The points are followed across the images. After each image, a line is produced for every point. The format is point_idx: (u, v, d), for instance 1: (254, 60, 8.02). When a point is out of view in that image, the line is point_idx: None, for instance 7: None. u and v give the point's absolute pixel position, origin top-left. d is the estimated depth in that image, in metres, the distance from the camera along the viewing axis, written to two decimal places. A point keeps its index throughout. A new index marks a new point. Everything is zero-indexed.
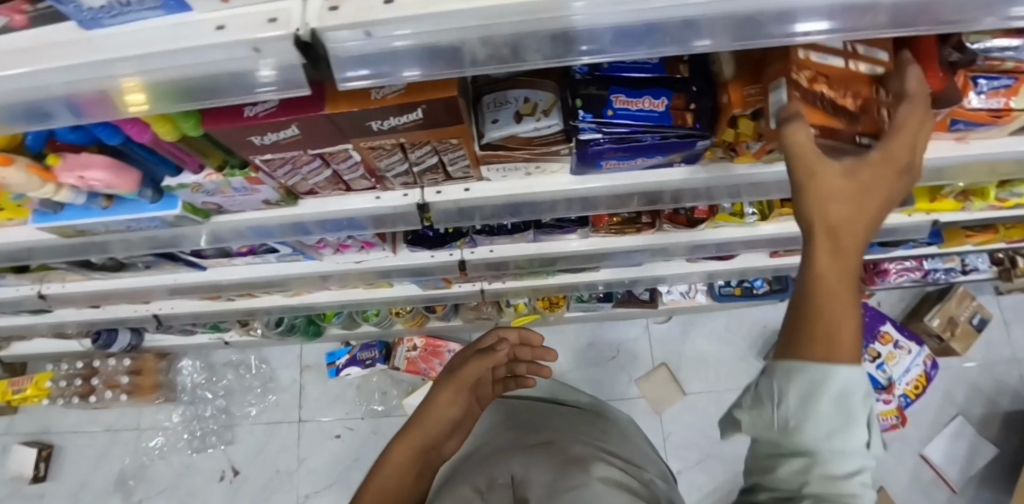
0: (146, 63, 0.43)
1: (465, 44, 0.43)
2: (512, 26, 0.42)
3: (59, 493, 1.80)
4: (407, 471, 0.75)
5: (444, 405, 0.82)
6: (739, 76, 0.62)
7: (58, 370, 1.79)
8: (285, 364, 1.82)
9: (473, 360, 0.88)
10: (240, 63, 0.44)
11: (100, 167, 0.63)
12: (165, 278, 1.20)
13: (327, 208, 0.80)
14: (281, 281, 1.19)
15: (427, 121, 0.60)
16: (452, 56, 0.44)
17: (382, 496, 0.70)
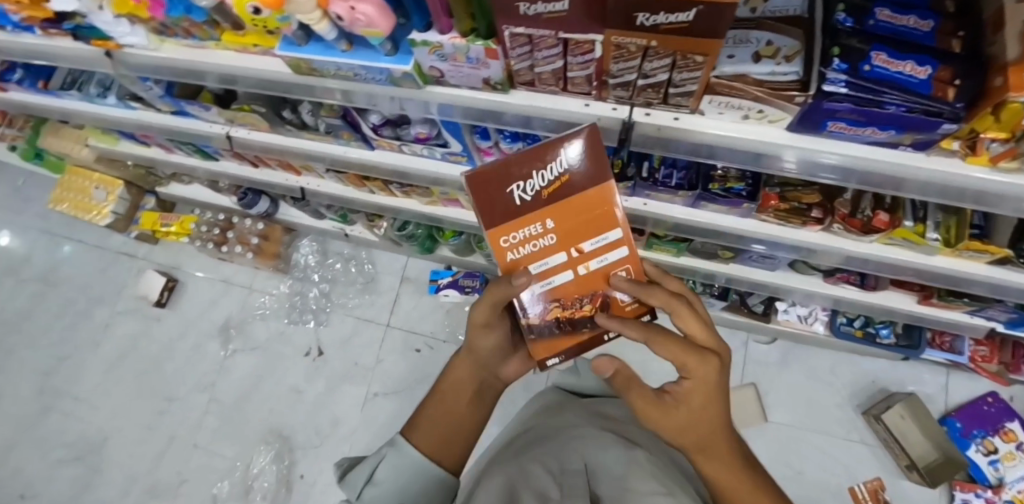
0: None
1: None
2: None
3: (174, 322, 2.03)
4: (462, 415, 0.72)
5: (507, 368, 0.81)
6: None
7: (201, 216, 1.98)
8: (389, 270, 1.92)
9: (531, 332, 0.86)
10: None
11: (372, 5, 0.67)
12: (335, 149, 1.29)
13: (534, 103, 0.83)
14: (436, 180, 1.24)
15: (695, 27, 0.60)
16: None
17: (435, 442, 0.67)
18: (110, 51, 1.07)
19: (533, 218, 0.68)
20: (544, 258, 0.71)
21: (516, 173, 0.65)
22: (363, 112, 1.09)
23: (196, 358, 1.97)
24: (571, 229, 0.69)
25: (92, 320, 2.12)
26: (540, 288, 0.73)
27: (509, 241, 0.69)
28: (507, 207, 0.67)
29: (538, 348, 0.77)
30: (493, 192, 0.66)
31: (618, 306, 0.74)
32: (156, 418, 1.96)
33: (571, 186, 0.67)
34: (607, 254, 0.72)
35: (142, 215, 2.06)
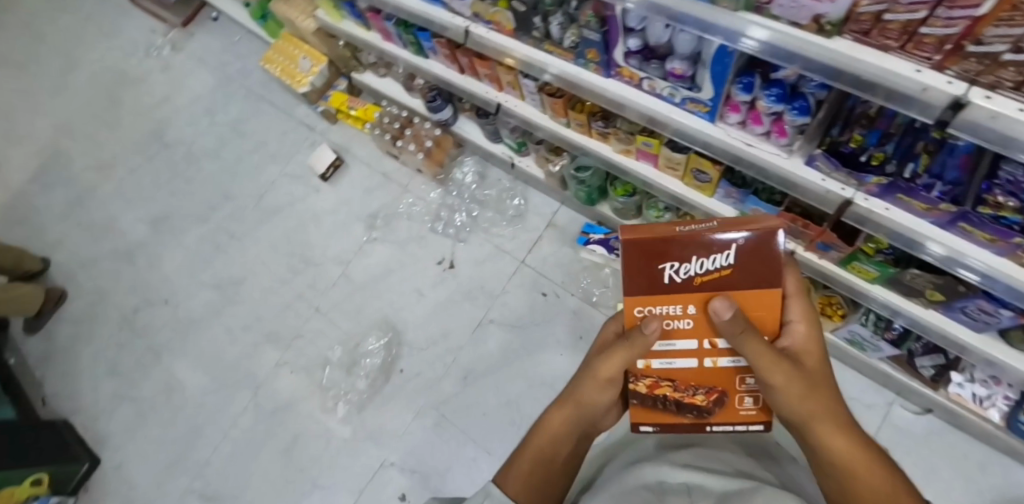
0: None
1: None
2: None
3: (331, 197, 2.18)
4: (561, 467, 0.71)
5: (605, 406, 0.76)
6: None
7: (386, 108, 2.08)
8: (539, 211, 1.93)
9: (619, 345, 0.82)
10: None
11: None
12: (569, 68, 1.27)
13: (859, 54, 0.77)
14: (658, 124, 1.21)
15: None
16: None
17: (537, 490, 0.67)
18: None
19: (678, 299, 0.68)
20: (674, 337, 0.72)
21: (676, 253, 0.65)
22: (626, 31, 1.08)
23: (340, 235, 2.12)
24: (713, 315, 0.69)
25: (262, 173, 2.34)
26: (660, 361, 0.75)
27: (643, 311, 0.70)
28: (654, 283, 0.68)
29: (637, 411, 0.77)
30: (643, 265, 0.67)
31: (732, 404, 0.74)
32: (290, 274, 2.14)
33: (727, 281, 0.65)
34: (742, 351, 0.72)
35: (333, 92, 2.21)
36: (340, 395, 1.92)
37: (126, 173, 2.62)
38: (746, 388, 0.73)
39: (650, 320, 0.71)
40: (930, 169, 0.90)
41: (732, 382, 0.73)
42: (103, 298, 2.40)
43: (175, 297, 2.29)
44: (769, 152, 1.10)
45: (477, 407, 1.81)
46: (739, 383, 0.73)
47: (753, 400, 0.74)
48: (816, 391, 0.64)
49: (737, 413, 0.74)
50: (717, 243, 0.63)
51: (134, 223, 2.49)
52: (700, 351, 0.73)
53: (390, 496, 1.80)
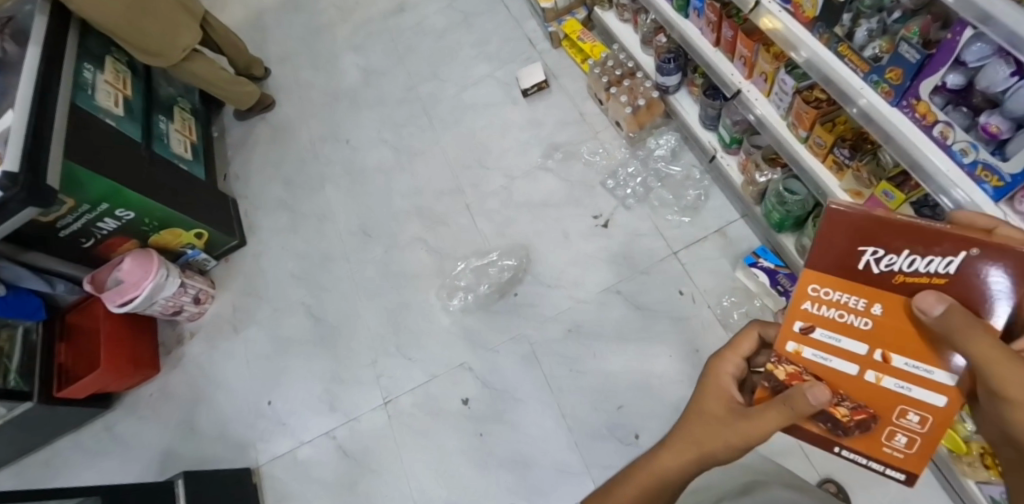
0: None
1: None
2: None
3: (523, 113, 2.22)
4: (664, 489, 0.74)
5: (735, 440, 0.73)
6: None
7: (615, 52, 2.04)
8: (716, 214, 1.84)
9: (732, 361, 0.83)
10: None
11: None
12: (852, 81, 1.18)
13: None
14: (927, 179, 1.06)
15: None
16: None
17: None
18: None
19: (863, 291, 0.64)
20: (843, 332, 0.68)
21: (886, 241, 0.58)
22: (954, 65, 0.94)
23: (516, 150, 2.17)
24: (902, 323, 0.64)
25: (471, 67, 2.44)
26: (815, 351, 0.71)
27: (822, 291, 0.66)
28: (847, 270, 0.63)
29: (760, 392, 0.75)
30: (847, 245, 0.60)
31: (878, 435, 0.71)
32: (457, 166, 2.25)
33: (936, 289, 0.58)
34: (914, 379, 0.66)
35: (570, 19, 2.22)
36: (455, 290, 2.00)
37: (361, 21, 2.87)
38: (903, 424, 0.69)
39: (825, 308, 0.67)
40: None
41: (889, 410, 0.69)
42: (302, 117, 2.71)
43: (356, 141, 2.52)
44: None
45: (571, 362, 1.80)
46: (897, 413, 0.69)
47: (906, 441, 0.70)
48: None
49: (880, 448, 0.72)
50: (948, 247, 0.55)
51: (350, 66, 2.74)
52: (866, 361, 0.68)
53: (456, 396, 1.91)
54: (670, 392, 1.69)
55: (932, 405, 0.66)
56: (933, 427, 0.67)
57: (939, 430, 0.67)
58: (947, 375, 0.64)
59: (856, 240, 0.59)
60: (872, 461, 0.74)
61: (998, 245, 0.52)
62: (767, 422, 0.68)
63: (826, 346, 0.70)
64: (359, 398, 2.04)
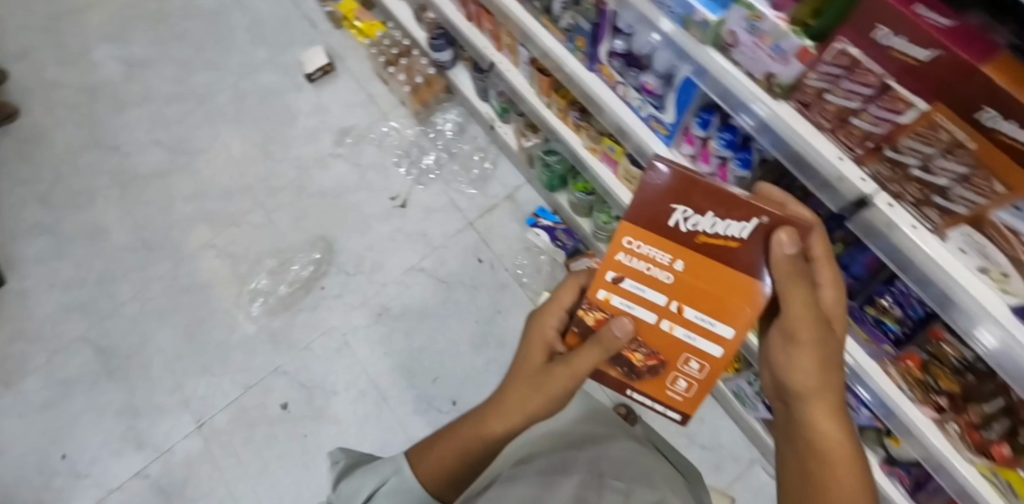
0: None
1: None
2: None
3: (311, 99, 2.14)
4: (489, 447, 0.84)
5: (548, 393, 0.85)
6: None
7: (392, 31, 2.02)
8: (504, 181, 1.94)
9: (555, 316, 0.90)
10: None
11: None
12: (558, 48, 1.28)
13: (798, 124, 0.79)
14: (624, 133, 1.22)
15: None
16: None
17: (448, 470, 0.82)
18: None
19: (673, 247, 0.72)
20: (647, 283, 0.77)
21: (697, 203, 0.67)
22: (615, 30, 1.06)
23: (307, 139, 2.09)
24: (692, 282, 0.74)
25: (250, 53, 2.24)
26: (622, 299, 0.81)
27: (636, 244, 0.74)
28: (661, 224, 0.71)
29: (572, 336, 0.88)
30: (666, 201, 0.68)
31: (663, 378, 0.86)
32: (246, 162, 2.10)
33: (727, 250, 0.70)
34: (700, 331, 0.79)
35: None
36: (256, 294, 1.93)
37: (113, 6, 2.49)
38: (685, 370, 0.84)
39: (637, 262, 0.75)
40: (840, 258, 1.01)
41: (676, 358, 0.83)
42: (53, 125, 2.31)
43: (127, 146, 2.23)
44: None
45: (381, 344, 1.84)
46: (682, 360, 0.83)
47: (684, 385, 0.86)
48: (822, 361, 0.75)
49: (664, 391, 0.87)
50: (744, 210, 0.66)
51: (108, 60, 2.39)
52: (663, 311, 0.79)
53: (274, 402, 1.84)
54: (480, 355, 1.80)
55: (710, 355, 0.81)
56: (707, 376, 0.83)
57: (711, 376, 0.83)
58: (725, 327, 0.77)
59: (676, 192, 0.67)
60: (655, 403, 0.91)
61: (783, 216, 0.65)
62: (578, 367, 0.83)
63: (630, 297, 0.80)
64: (168, 428, 1.86)
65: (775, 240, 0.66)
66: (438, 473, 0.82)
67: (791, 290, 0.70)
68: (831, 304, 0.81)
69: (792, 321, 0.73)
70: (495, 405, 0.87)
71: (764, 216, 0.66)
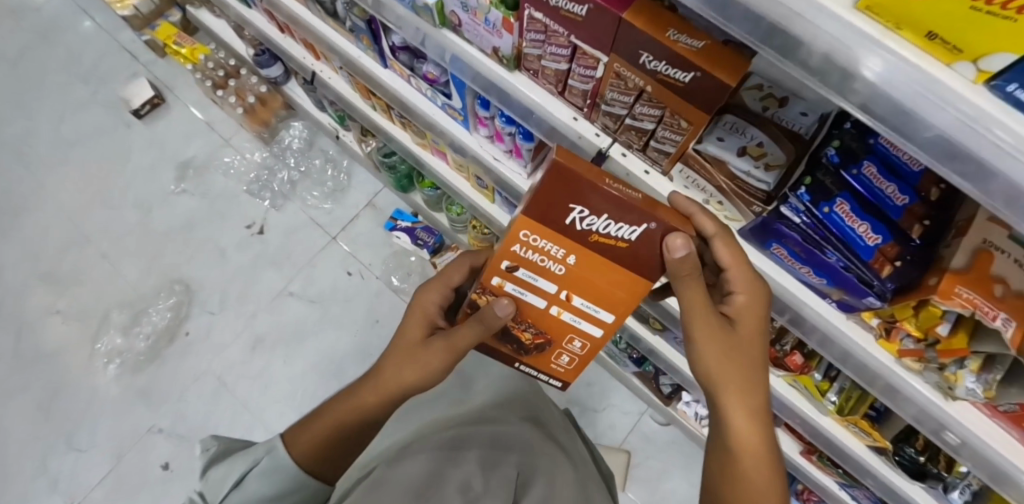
0: None
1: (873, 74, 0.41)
2: None
3: (142, 136, 1.99)
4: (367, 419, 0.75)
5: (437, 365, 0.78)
6: (959, 270, 0.58)
7: (215, 52, 1.91)
8: (362, 189, 1.93)
9: (433, 289, 0.86)
10: None
11: None
12: (354, 50, 1.27)
13: (532, 93, 0.81)
14: (431, 125, 1.23)
15: (744, 92, 0.71)
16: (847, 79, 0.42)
17: (315, 443, 0.72)
18: None
19: (566, 243, 0.59)
20: (538, 274, 0.67)
21: (589, 203, 0.53)
22: (385, 28, 1.08)
23: (144, 179, 1.94)
24: (587, 272, 0.63)
25: (66, 95, 2.04)
26: (515, 285, 0.71)
27: (530, 238, 0.60)
28: (555, 221, 0.56)
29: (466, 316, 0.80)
30: (557, 198, 0.53)
31: (549, 354, 0.83)
32: (80, 214, 1.92)
33: (618, 250, 0.59)
34: (584, 315, 0.73)
35: (162, 23, 1.96)
36: (111, 355, 1.78)
37: None
38: (568, 348, 0.81)
39: (528, 256, 0.63)
40: None
41: (561, 337, 0.79)
42: None
43: None
44: (512, 169, 1.15)
45: (260, 378, 1.76)
46: (566, 336, 0.79)
47: (568, 359, 0.84)
48: (735, 357, 0.69)
49: (549, 363, 0.86)
50: (637, 214, 0.54)
51: None
52: (555, 297, 0.71)
53: (153, 462, 1.70)
54: (364, 368, 1.75)
55: (590, 333, 0.76)
56: (590, 351, 0.80)
57: (591, 352, 0.80)
58: (607, 311, 0.70)
59: (567, 182, 0.51)
60: (541, 373, 0.89)
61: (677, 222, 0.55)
62: (458, 340, 0.76)
63: (520, 282, 0.70)
64: None
65: (663, 241, 0.56)
66: (313, 449, 0.72)
67: (685, 287, 0.62)
68: (760, 302, 0.69)
69: (692, 315, 0.67)
70: (372, 376, 0.79)
71: (653, 220, 0.55)
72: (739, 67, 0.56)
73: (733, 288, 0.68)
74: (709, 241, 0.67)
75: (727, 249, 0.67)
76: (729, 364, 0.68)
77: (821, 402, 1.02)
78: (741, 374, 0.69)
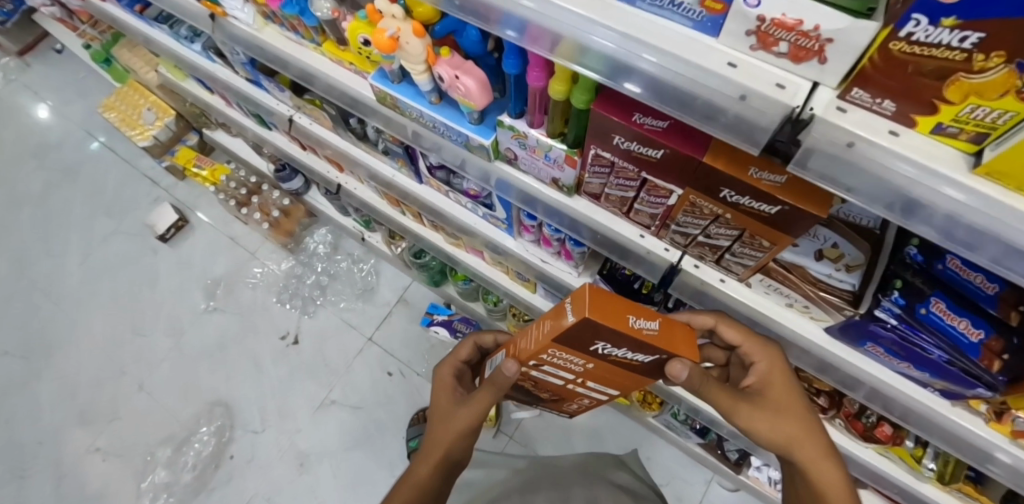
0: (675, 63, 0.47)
1: (1003, 229, 0.42)
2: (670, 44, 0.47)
3: (170, 259, 2.00)
4: (421, 490, 0.87)
5: (466, 426, 0.91)
6: None
7: (235, 172, 1.95)
8: (391, 285, 1.95)
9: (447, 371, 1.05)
10: (821, 144, 0.44)
11: (473, 77, 0.70)
12: (388, 170, 1.30)
13: (593, 214, 0.82)
14: (471, 232, 1.25)
15: None
16: (973, 233, 0.43)
17: None
18: (214, 16, 1.05)
19: (586, 355, 0.73)
20: (559, 365, 0.79)
21: (604, 335, 0.65)
22: (423, 153, 1.11)
23: (175, 303, 1.94)
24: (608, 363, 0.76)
25: (92, 228, 2.07)
26: (543, 368, 0.82)
27: (556, 352, 0.72)
28: (582, 344, 0.70)
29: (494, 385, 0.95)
30: (584, 333, 0.65)
31: (582, 390, 0.99)
32: (114, 345, 1.91)
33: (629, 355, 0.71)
34: (608, 379, 0.87)
35: (181, 148, 1.99)
36: (157, 491, 1.72)
37: None
38: (595, 387, 0.97)
39: (553, 359, 0.76)
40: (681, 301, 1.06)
41: (583, 384, 0.95)
42: None
43: None
44: (561, 268, 1.15)
45: (311, 496, 1.70)
46: (588, 384, 0.93)
47: (597, 390, 1.02)
48: (780, 413, 0.75)
49: (582, 392, 1.03)
50: (648, 347, 0.68)
51: None
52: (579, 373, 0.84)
53: None
54: None
55: (614, 383, 0.91)
56: (613, 389, 0.96)
57: (615, 389, 0.96)
58: (621, 377, 0.85)
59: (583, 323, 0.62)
60: (570, 396, 1.09)
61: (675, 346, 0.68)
62: (475, 408, 0.88)
63: (548, 369, 0.81)
64: None
65: (671, 371, 0.70)
66: None
67: (708, 386, 0.73)
68: (771, 363, 0.77)
69: (719, 398, 0.75)
70: (421, 453, 0.93)
71: (662, 351, 0.69)
72: (827, 197, 0.57)
73: (753, 358, 0.78)
74: (714, 328, 0.79)
75: (732, 331, 0.78)
76: (776, 419, 0.74)
77: (918, 470, 0.98)
78: (794, 426, 0.74)
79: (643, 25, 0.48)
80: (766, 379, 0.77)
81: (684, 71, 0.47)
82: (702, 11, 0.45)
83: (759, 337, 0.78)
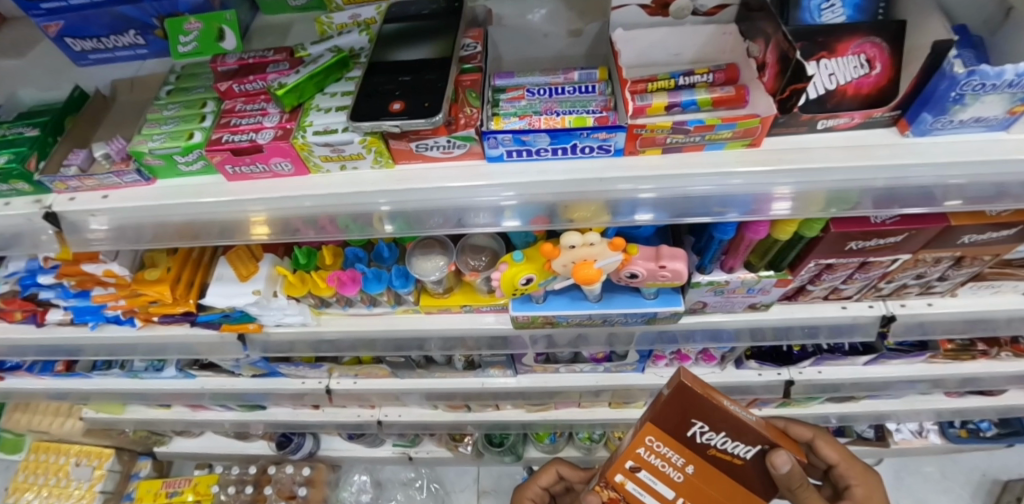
0: (980, 166, 0.50)
1: None
2: (970, 154, 0.49)
3: None
4: None
5: None
6: None
7: (226, 474, 1.56)
8: (461, 486, 1.65)
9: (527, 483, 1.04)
10: None
11: (675, 259, 0.63)
12: (473, 380, 1.12)
13: (794, 315, 0.82)
14: (597, 391, 1.12)
15: None
16: None
17: None
18: (242, 333, 0.83)
19: (686, 452, 0.65)
20: (659, 478, 0.68)
21: (702, 412, 0.59)
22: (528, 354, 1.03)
23: None
24: (709, 472, 0.65)
25: None
26: (635, 486, 0.71)
27: (655, 444, 0.66)
28: (677, 430, 0.63)
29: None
30: (681, 410, 0.60)
31: None
32: None
33: (735, 463, 0.63)
34: None
35: (137, 485, 1.55)
36: None
37: None
38: None
39: (651, 456, 0.67)
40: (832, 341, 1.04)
41: None
42: None
43: None
44: (706, 372, 1.10)
45: None
46: None
47: None
48: None
49: None
50: (745, 434, 0.59)
51: None
52: None
53: None
54: None
55: None
56: None
57: None
58: None
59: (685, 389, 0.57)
60: None
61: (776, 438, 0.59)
62: None
63: (642, 481, 0.70)
64: None
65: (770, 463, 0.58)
66: None
67: (803, 489, 0.62)
68: (865, 479, 0.80)
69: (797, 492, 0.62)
70: None
71: (762, 441, 0.59)
72: None
73: (851, 482, 0.81)
74: (812, 442, 0.86)
75: (831, 448, 0.84)
76: None
77: None
78: None
79: (950, 148, 0.50)
80: (863, 500, 0.77)
81: (995, 170, 0.50)
82: (1003, 116, 0.48)
83: (860, 465, 0.82)
